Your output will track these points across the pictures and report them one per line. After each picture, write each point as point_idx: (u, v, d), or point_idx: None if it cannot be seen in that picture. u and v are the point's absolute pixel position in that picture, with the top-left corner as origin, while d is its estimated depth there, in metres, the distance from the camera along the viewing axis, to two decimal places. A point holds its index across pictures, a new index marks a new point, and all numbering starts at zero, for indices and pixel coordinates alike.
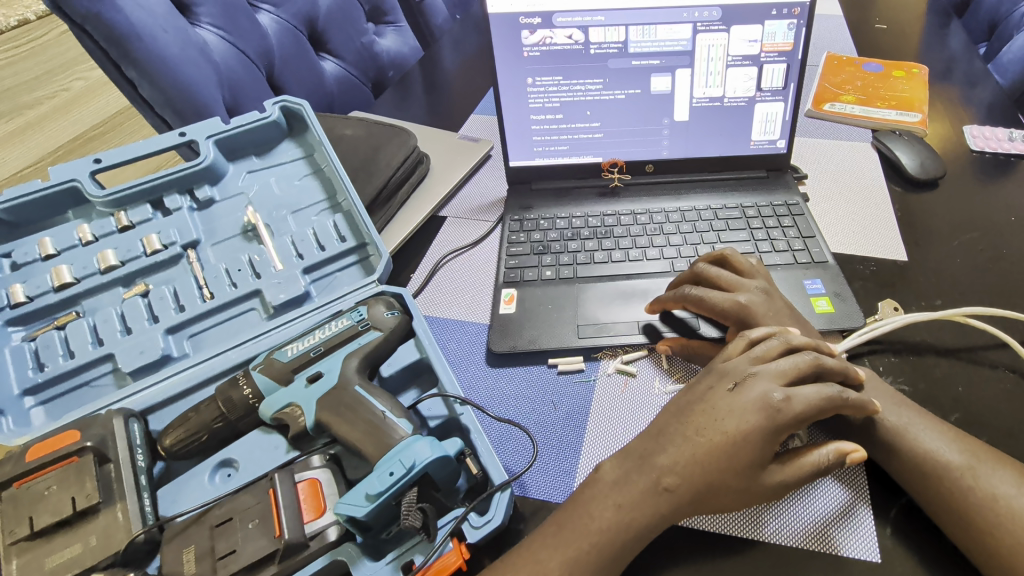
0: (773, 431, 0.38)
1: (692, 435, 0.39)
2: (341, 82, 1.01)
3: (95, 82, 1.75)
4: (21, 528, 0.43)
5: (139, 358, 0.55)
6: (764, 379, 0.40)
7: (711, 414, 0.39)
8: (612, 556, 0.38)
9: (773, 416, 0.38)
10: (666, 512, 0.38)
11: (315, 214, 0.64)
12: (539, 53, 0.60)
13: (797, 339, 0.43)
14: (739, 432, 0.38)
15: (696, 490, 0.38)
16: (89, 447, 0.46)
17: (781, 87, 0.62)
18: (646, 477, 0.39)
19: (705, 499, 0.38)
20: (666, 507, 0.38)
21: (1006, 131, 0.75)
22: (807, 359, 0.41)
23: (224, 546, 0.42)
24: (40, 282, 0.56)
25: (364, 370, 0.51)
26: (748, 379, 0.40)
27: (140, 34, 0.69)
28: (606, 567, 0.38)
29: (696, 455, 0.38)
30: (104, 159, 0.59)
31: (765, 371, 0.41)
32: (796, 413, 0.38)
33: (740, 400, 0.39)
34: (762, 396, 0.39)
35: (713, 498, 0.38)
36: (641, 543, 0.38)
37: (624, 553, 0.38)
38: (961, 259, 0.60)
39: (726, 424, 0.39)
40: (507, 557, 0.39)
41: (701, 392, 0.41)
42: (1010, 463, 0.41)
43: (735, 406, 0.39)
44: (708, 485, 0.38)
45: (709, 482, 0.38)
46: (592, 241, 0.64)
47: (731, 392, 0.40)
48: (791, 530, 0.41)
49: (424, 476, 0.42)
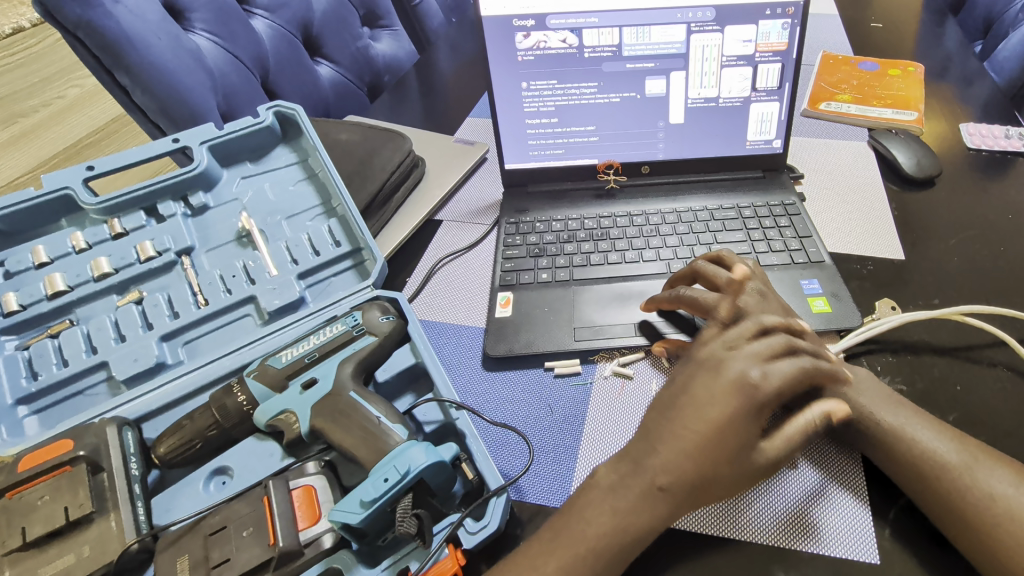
0: (754, 411, 0.38)
1: (680, 431, 0.39)
2: (337, 87, 1.00)
3: (90, 90, 1.75)
4: (15, 538, 0.43)
5: (133, 366, 0.54)
6: (741, 360, 0.41)
7: (694, 402, 0.39)
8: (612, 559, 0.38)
9: (752, 396, 0.39)
10: (662, 512, 0.38)
11: (309, 219, 0.64)
12: (533, 57, 0.60)
13: (769, 321, 0.44)
14: (724, 419, 0.38)
15: (690, 489, 0.38)
16: (82, 456, 0.46)
17: (775, 88, 0.62)
18: (640, 479, 0.38)
19: (700, 492, 0.38)
20: (663, 507, 0.38)
21: (1003, 129, 0.75)
22: (779, 339, 0.42)
23: (218, 555, 0.42)
24: (33, 290, 0.56)
25: (359, 376, 0.51)
26: (724, 362, 0.41)
27: (132, 40, 0.69)
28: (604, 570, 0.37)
29: (687, 451, 0.38)
30: (97, 166, 0.58)
31: (742, 353, 0.41)
32: (773, 390, 0.39)
33: (719, 382, 0.40)
34: (740, 376, 0.39)
35: (708, 492, 0.38)
36: (641, 546, 0.38)
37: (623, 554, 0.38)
38: (958, 258, 0.60)
39: (709, 412, 0.39)
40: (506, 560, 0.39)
41: (682, 383, 0.41)
42: (1008, 462, 0.41)
43: (715, 390, 0.39)
44: (700, 482, 0.38)
45: (702, 478, 0.38)
46: (588, 244, 0.64)
47: (711, 375, 0.40)
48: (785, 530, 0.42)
49: (420, 482, 0.42)
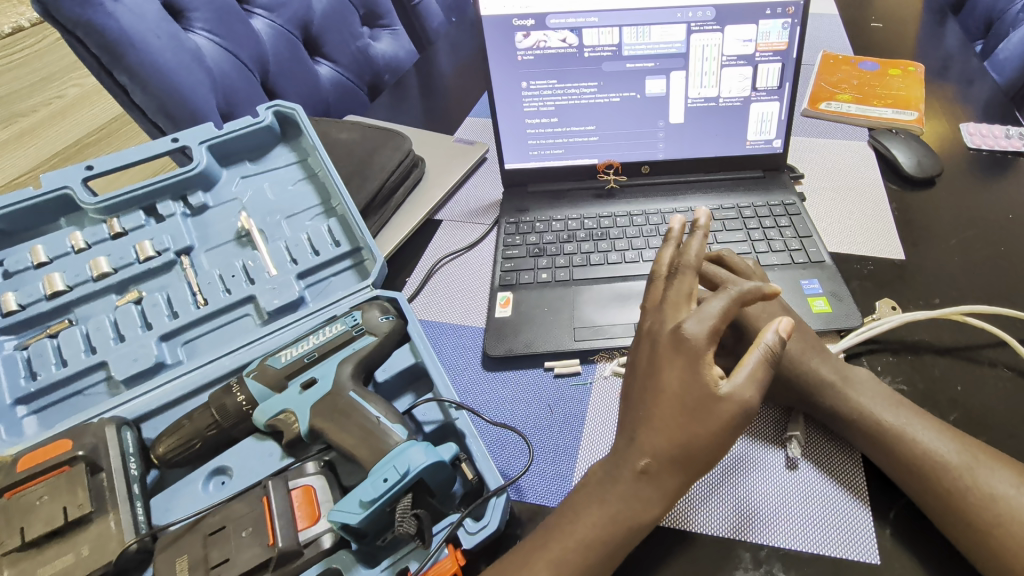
0: (695, 359, 0.38)
1: (646, 410, 0.39)
2: (337, 87, 1.00)
3: (90, 89, 1.74)
4: (14, 538, 0.43)
5: (132, 366, 0.54)
6: (667, 319, 0.40)
7: (648, 379, 0.39)
8: (609, 547, 0.37)
9: (684, 347, 0.38)
10: (653, 494, 0.38)
11: (309, 218, 0.64)
12: (533, 57, 0.60)
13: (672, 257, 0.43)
14: (678, 383, 0.38)
15: (674, 466, 0.38)
16: (81, 456, 0.45)
17: (776, 87, 0.62)
18: (624, 466, 0.39)
19: (687, 466, 0.38)
20: (652, 489, 0.38)
21: (1003, 129, 0.75)
22: (687, 273, 0.41)
23: (218, 555, 0.42)
24: (32, 290, 0.56)
25: (358, 376, 0.50)
26: (657, 327, 0.41)
27: (132, 40, 0.69)
28: (602, 562, 0.37)
29: (660, 427, 0.38)
30: (96, 165, 0.58)
31: (666, 311, 0.41)
32: (708, 332, 0.38)
33: (657, 352, 0.40)
34: (671, 334, 0.39)
35: (694, 462, 0.38)
36: (635, 535, 0.38)
37: (620, 545, 0.38)
38: (959, 258, 0.60)
39: (660, 383, 0.39)
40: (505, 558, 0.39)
41: (636, 369, 0.41)
42: (1009, 463, 0.41)
43: (655, 359, 0.39)
44: (682, 457, 0.38)
45: (681, 450, 0.38)
46: (588, 244, 0.63)
47: (652, 348, 0.40)
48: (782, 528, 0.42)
49: (419, 482, 0.42)
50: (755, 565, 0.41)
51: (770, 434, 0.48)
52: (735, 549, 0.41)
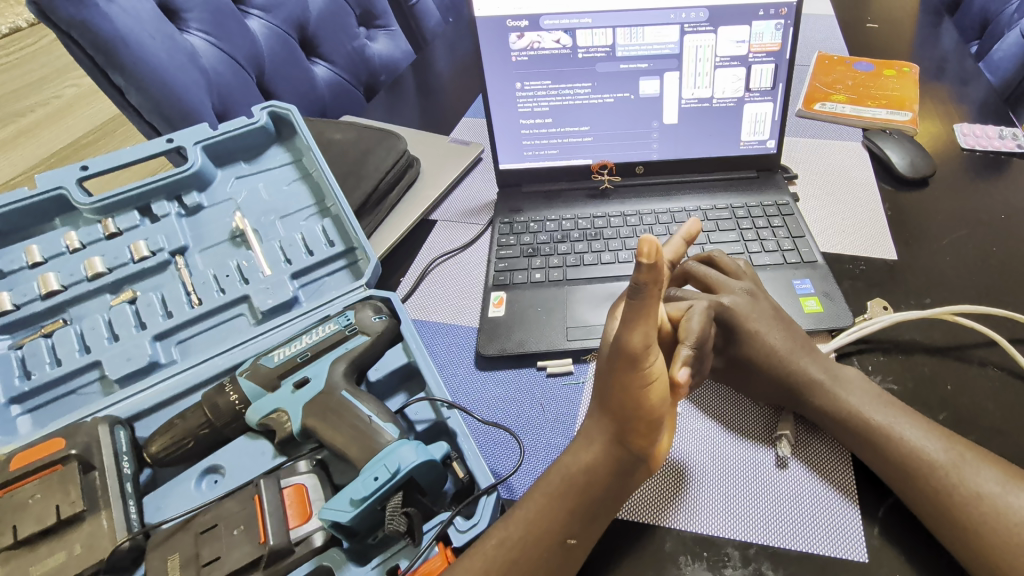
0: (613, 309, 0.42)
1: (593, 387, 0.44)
2: (333, 87, 1.01)
3: (86, 90, 1.74)
4: (4, 537, 0.43)
5: (126, 365, 0.55)
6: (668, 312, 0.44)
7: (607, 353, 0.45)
8: (548, 500, 0.40)
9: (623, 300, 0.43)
10: (587, 450, 0.41)
11: (304, 218, 0.64)
12: (527, 58, 0.61)
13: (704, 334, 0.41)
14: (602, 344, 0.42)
15: (596, 418, 0.41)
16: (74, 454, 0.46)
17: (769, 88, 0.62)
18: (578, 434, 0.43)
19: (613, 417, 0.40)
20: (587, 446, 0.41)
21: (996, 129, 0.75)
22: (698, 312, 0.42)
23: (208, 553, 0.42)
24: (27, 289, 0.57)
25: (351, 375, 0.51)
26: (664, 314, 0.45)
27: (126, 41, 0.69)
28: (546, 520, 0.39)
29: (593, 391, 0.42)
30: (91, 166, 0.58)
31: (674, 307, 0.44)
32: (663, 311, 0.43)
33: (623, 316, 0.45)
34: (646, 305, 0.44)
35: (617, 411, 0.39)
36: (570, 490, 0.40)
37: (564, 500, 0.40)
38: (951, 257, 0.60)
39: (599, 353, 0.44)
40: (472, 551, 0.39)
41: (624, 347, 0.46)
42: (994, 460, 0.41)
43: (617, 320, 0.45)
44: (599, 408, 0.41)
45: (600, 400, 0.40)
46: (581, 244, 0.64)
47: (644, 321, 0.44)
48: (767, 522, 0.43)
49: (410, 481, 0.42)
50: (743, 563, 0.41)
51: (760, 432, 0.48)
52: (723, 547, 0.42)
